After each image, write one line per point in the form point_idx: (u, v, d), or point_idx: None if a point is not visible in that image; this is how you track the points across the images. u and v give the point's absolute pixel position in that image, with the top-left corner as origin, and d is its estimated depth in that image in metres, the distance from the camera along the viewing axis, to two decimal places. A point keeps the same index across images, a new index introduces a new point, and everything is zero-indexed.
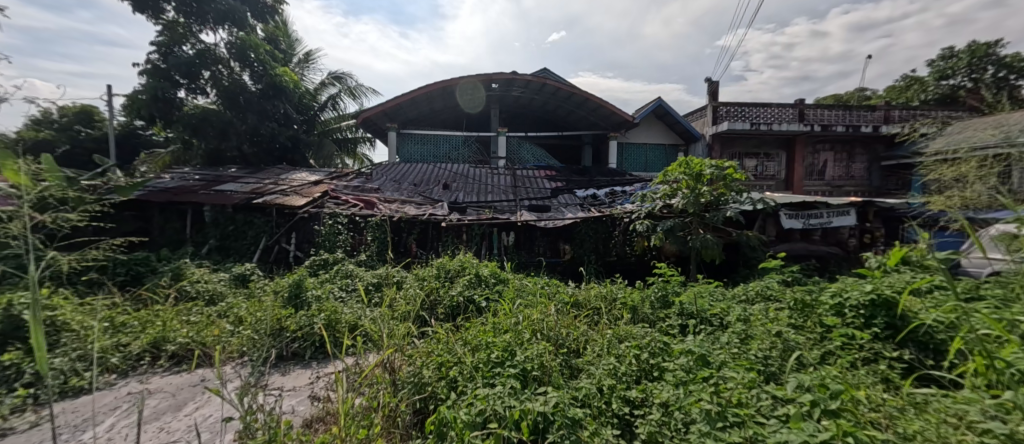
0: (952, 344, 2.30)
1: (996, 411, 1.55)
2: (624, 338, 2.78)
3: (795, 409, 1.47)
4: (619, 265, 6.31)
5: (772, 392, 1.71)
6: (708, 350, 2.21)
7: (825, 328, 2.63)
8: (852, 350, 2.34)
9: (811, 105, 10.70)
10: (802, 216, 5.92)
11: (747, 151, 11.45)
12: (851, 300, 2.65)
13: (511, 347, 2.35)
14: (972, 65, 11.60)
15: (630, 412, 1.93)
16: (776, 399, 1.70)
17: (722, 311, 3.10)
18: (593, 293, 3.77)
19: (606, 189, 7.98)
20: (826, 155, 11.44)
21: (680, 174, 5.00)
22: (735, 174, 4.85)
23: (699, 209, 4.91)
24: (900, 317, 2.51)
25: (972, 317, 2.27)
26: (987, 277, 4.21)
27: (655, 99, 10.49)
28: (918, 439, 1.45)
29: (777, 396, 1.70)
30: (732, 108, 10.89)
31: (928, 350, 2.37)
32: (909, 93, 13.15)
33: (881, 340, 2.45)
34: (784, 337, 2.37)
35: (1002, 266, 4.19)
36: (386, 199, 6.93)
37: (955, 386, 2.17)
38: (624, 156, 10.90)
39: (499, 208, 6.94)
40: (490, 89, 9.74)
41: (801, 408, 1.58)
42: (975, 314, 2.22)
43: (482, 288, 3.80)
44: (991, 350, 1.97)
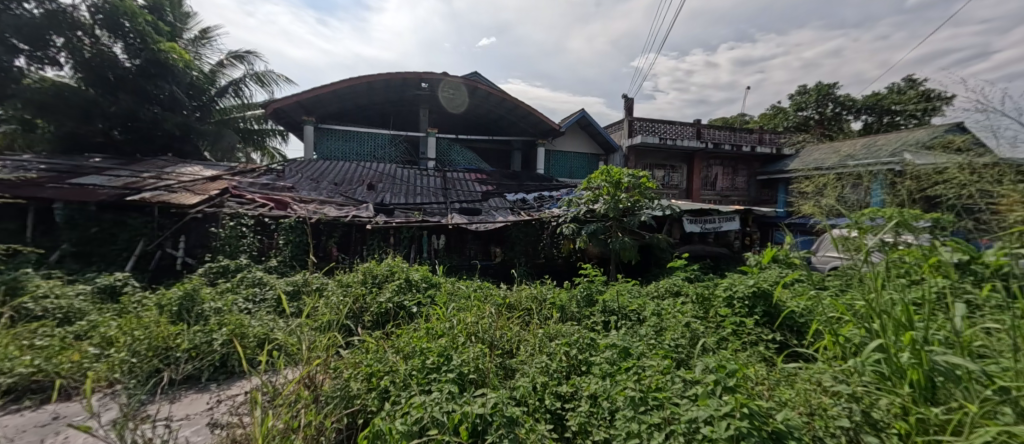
0: (810, 326, 2.83)
1: (841, 376, 1.96)
2: (555, 336, 2.92)
3: (703, 389, 1.67)
4: (548, 267, 6.58)
5: (683, 375, 1.90)
6: (630, 343, 2.42)
7: (720, 317, 3.05)
8: (740, 333, 2.77)
9: (706, 125, 12.36)
10: (699, 221, 6.78)
11: (656, 163, 12.79)
12: (739, 293, 3.12)
13: (447, 352, 2.30)
14: (818, 101, 14.42)
15: (562, 406, 2.03)
16: (687, 382, 1.89)
17: (638, 306, 3.42)
18: (524, 294, 3.89)
19: (536, 193, 8.27)
20: (717, 169, 13.26)
21: (602, 181, 5.43)
22: (648, 183, 5.39)
23: (618, 214, 5.36)
24: (774, 306, 3.01)
25: (822, 303, 2.83)
26: (830, 270, 5.25)
27: (579, 111, 11.22)
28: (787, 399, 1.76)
29: (687, 379, 1.89)
30: (645, 123, 12.11)
31: (795, 332, 2.88)
32: (776, 120, 15.87)
33: (761, 325, 2.92)
34: (688, 326, 2.70)
35: (839, 261, 5.26)
36: (301, 198, 6.35)
37: (813, 360, 2.66)
38: (550, 163, 11.41)
39: (430, 210, 6.79)
40: (421, 88, 9.55)
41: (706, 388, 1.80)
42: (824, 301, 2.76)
43: (413, 293, 3.68)
44: (835, 328, 2.47)
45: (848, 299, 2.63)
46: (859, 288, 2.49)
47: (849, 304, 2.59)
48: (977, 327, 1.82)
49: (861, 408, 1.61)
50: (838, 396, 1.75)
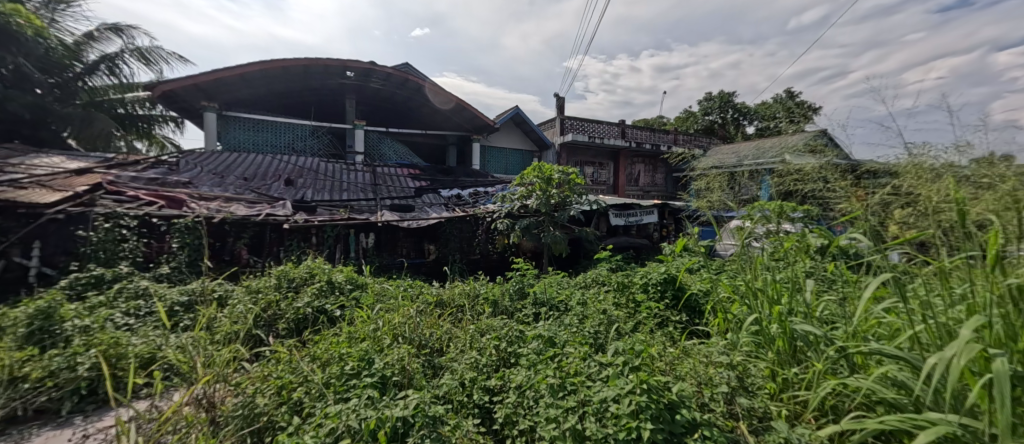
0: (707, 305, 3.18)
1: (726, 345, 2.23)
2: (485, 331, 2.94)
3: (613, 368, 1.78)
4: (482, 262, 6.60)
5: (597, 358, 2.01)
6: (555, 332, 2.51)
7: (637, 303, 3.30)
8: (653, 316, 3.02)
9: (630, 126, 13.29)
10: (623, 215, 7.30)
11: (586, 160, 13.46)
12: (652, 280, 3.40)
13: (368, 356, 2.19)
14: (720, 107, 16.31)
15: (489, 400, 2.06)
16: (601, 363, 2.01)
17: (565, 297, 3.58)
18: (457, 291, 3.86)
19: (470, 189, 8.23)
20: (639, 166, 14.37)
21: (533, 178, 5.60)
22: (577, 179, 5.65)
23: (550, 209, 5.55)
24: (681, 289, 3.34)
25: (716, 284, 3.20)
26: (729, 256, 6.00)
27: (513, 108, 11.38)
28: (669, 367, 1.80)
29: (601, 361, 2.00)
30: (575, 122, 12.67)
31: (697, 312, 3.21)
32: (687, 122, 17.62)
33: (670, 308, 3.22)
34: (604, 312, 2.85)
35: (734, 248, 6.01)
36: (201, 195, 5.59)
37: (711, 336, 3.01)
38: (486, 159, 11.43)
39: (357, 207, 6.40)
40: (346, 77, 8.92)
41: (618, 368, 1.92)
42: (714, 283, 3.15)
43: (335, 296, 3.43)
44: (724, 305, 2.81)
45: (729, 277, 3.04)
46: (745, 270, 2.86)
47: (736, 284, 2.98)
48: (824, 298, 2.18)
49: (736, 374, 1.67)
50: (715, 367, 1.81)
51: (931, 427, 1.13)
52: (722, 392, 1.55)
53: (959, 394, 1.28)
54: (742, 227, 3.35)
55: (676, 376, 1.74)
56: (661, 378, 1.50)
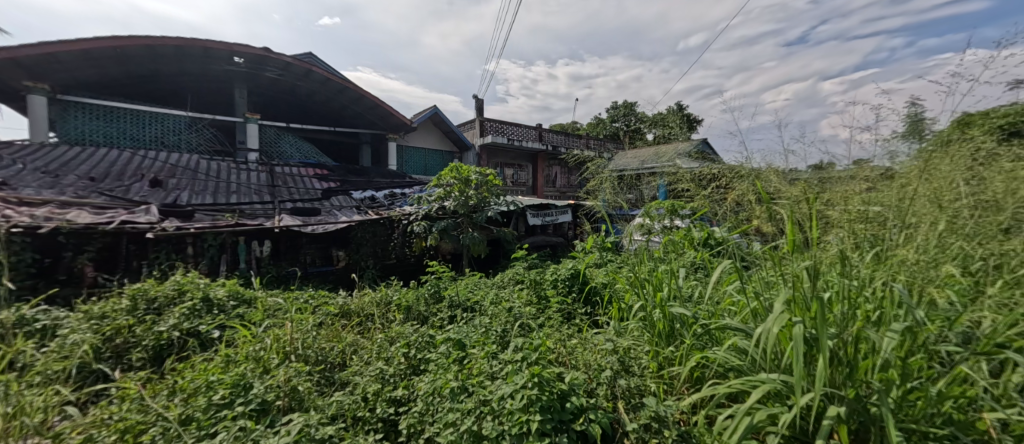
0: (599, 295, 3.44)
1: (617, 329, 2.43)
2: (395, 339, 2.78)
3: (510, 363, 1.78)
4: (398, 268, 6.21)
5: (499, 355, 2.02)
6: (465, 334, 2.46)
7: (548, 298, 3.43)
8: (562, 310, 3.16)
9: (546, 130, 13.92)
10: (540, 214, 7.60)
11: (506, 162, 13.72)
12: (560, 276, 3.58)
13: (246, 380, 1.96)
14: (624, 116, 17.98)
15: (396, 411, 1.96)
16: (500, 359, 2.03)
17: (479, 297, 3.57)
18: (366, 299, 3.63)
19: (386, 191, 7.80)
20: (555, 169, 15.16)
21: (451, 178, 5.54)
22: (495, 180, 5.72)
23: (468, 210, 5.51)
24: (582, 283, 3.56)
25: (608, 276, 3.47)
26: None
27: (431, 107, 11.13)
28: (566, 357, 1.88)
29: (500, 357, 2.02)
30: (494, 124, 12.86)
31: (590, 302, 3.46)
32: (597, 128, 19.08)
33: (575, 300, 3.42)
34: (513, 309, 2.89)
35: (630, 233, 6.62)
36: (22, 198, 4.40)
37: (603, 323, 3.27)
38: (403, 159, 10.97)
39: (248, 211, 5.63)
40: (233, 64, 7.80)
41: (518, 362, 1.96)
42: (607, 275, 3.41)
43: (214, 316, 2.96)
44: (615, 294, 3.05)
45: (624, 267, 3.30)
46: (633, 261, 3.15)
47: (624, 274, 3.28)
48: (694, 283, 2.50)
49: (619, 358, 1.75)
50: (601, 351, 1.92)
51: (762, 387, 1.35)
52: (606, 378, 1.63)
53: (780, 355, 1.53)
54: (642, 224, 3.74)
55: (571, 366, 1.80)
56: (554, 370, 1.55)
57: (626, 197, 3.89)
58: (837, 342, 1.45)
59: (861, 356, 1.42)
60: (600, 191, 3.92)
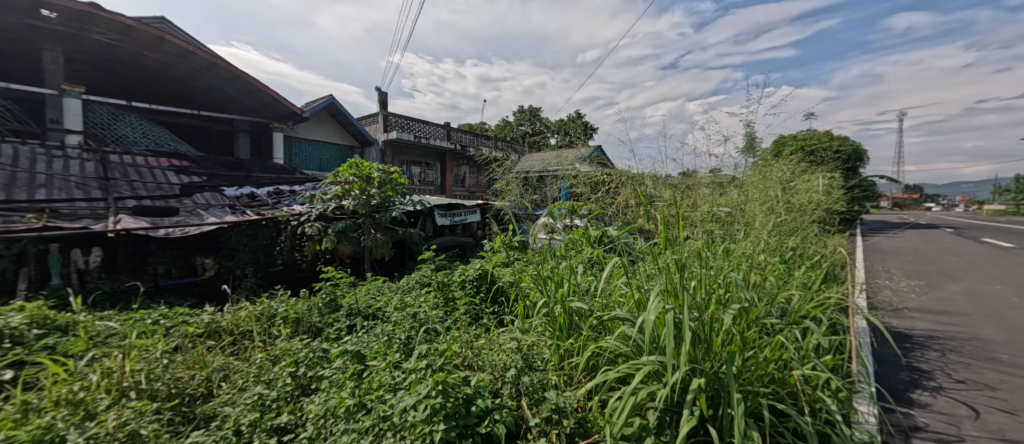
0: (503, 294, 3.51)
1: (522, 325, 2.50)
2: (280, 357, 2.43)
3: (412, 371, 1.67)
4: (286, 275, 5.35)
5: (400, 364, 1.90)
6: (363, 345, 2.26)
7: (456, 300, 3.36)
8: (469, 311, 3.13)
9: (454, 129, 13.82)
10: (448, 214, 7.49)
11: (413, 159, 13.18)
12: (468, 277, 3.57)
13: (55, 434, 1.52)
14: (530, 120, 18.80)
15: (279, 440, 1.72)
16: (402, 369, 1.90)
17: (383, 303, 3.34)
18: (244, 314, 3.14)
19: (269, 187, 6.81)
20: (464, 168, 15.19)
21: (351, 175, 5.04)
22: (400, 179, 5.40)
23: (370, 210, 5.12)
24: (490, 283, 3.60)
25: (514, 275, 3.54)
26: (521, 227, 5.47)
27: (328, 96, 10.11)
28: (474, 358, 1.86)
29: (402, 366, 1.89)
30: (399, 119, 12.26)
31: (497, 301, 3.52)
32: (505, 130, 19.58)
33: (484, 301, 3.42)
34: (417, 312, 2.76)
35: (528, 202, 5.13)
36: None
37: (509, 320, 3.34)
38: (291, 152, 9.77)
39: (67, 211, 4.37)
40: (39, 18, 5.89)
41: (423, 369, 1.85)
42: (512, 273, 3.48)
43: (7, 351, 2.24)
44: (520, 291, 3.13)
45: (528, 265, 3.41)
46: (536, 260, 3.28)
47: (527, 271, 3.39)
48: (590, 279, 2.70)
49: (523, 355, 1.80)
50: (506, 349, 1.95)
51: (645, 370, 1.50)
52: (509, 376, 1.64)
53: (657, 339, 1.73)
54: (547, 225, 4.01)
55: (477, 368, 1.78)
56: (460, 375, 1.50)
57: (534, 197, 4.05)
58: (699, 323, 1.69)
59: (715, 334, 1.68)
60: (508, 194, 4.04)
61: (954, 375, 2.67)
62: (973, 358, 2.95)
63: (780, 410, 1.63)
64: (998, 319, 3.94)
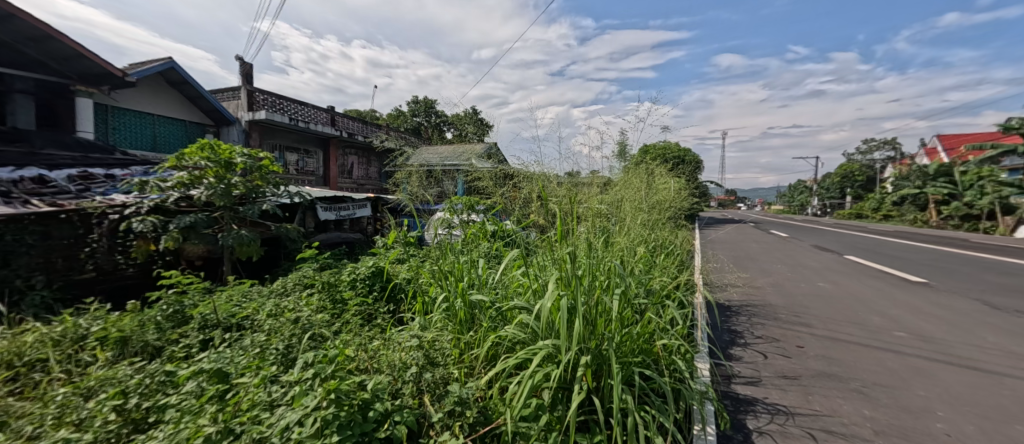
0: (401, 292, 3.34)
1: (421, 322, 2.41)
2: (97, 388, 1.88)
3: (295, 381, 1.46)
4: (103, 283, 4.14)
5: (278, 377, 1.64)
6: (226, 361, 1.89)
7: (344, 301, 3.06)
8: (361, 311, 2.89)
9: (340, 114, 12.61)
10: (334, 208, 6.78)
11: (288, 145, 11.51)
12: (360, 275, 3.31)
13: None
14: (426, 112, 18.18)
15: None
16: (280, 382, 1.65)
17: (252, 310, 2.86)
18: (31, 340, 2.38)
19: (70, 169, 5.16)
20: (352, 158, 13.99)
21: (203, 160, 4.15)
22: (271, 166, 4.65)
23: (230, 202, 4.26)
24: (385, 280, 3.39)
25: (411, 271, 3.38)
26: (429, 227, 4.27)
27: (167, 60, 8.13)
28: (369, 360, 1.73)
29: (280, 379, 1.64)
30: (269, 98, 10.55)
31: (394, 299, 3.33)
32: (399, 120, 18.55)
33: (378, 300, 3.20)
34: (295, 316, 2.42)
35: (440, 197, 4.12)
36: None
37: (405, 318, 3.18)
38: (108, 125, 7.57)
39: None
40: None
41: (308, 377, 1.64)
42: (410, 269, 3.33)
43: None
44: (419, 288, 3.01)
45: (426, 260, 3.27)
46: (434, 255, 3.18)
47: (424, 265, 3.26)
48: (490, 271, 2.75)
49: (423, 352, 1.74)
50: (405, 348, 1.86)
51: (541, 354, 1.60)
52: (409, 376, 1.57)
53: (552, 324, 1.85)
54: (443, 217, 3.62)
55: (373, 371, 1.66)
56: (354, 380, 1.38)
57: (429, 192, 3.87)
58: (586, 307, 1.86)
59: (600, 315, 1.87)
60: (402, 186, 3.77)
61: (756, 332, 3.53)
62: (767, 319, 3.94)
63: (649, 375, 1.91)
64: (780, 289, 5.34)
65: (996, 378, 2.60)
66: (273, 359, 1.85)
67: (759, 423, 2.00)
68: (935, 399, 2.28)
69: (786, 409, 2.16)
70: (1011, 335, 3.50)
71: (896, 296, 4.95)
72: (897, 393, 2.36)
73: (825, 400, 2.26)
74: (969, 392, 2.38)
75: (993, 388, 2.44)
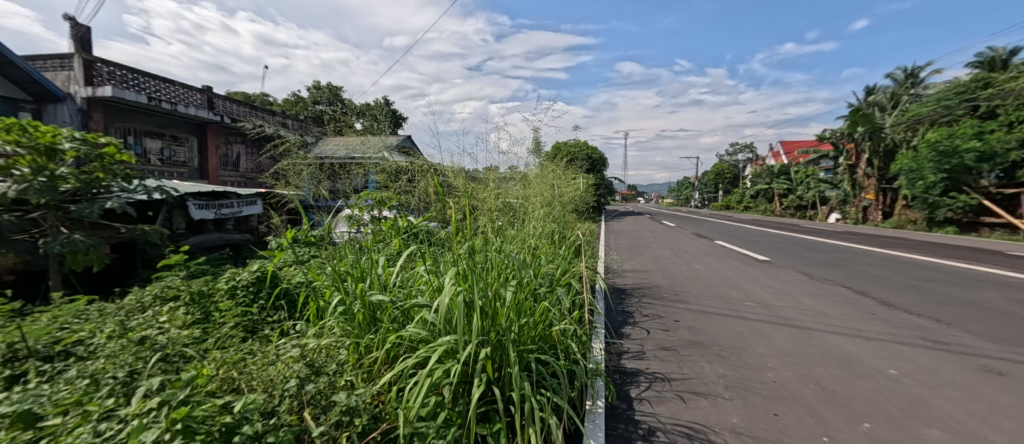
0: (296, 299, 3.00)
1: (314, 330, 2.19)
2: None
3: (135, 411, 1.20)
4: None
5: (112, 412, 1.34)
6: (36, 400, 1.48)
7: (220, 313, 2.63)
8: (241, 324, 2.51)
9: (219, 96, 10.86)
10: (213, 205, 5.82)
11: (148, 130, 9.53)
12: (241, 281, 2.88)
13: None
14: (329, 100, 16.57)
15: None
16: (117, 415, 1.35)
17: (87, 333, 2.29)
18: None
19: None
20: (237, 147, 12.17)
21: (8, 144, 3.14)
22: (118, 155, 3.76)
23: (55, 199, 3.33)
24: (274, 285, 3.01)
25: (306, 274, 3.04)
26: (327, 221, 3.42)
27: None
28: (241, 376, 1.51)
29: (116, 412, 1.34)
30: (117, 71, 8.56)
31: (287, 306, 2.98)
32: (297, 107, 16.62)
33: (265, 308, 2.83)
34: (144, 334, 2.01)
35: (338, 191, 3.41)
36: None
37: (299, 326, 2.86)
38: None
39: None
40: None
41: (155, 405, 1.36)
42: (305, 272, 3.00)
43: None
44: (313, 292, 2.72)
45: (320, 260, 2.98)
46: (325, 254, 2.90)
47: (320, 266, 2.96)
48: (394, 269, 2.61)
49: (308, 362, 1.58)
50: (288, 358, 1.67)
51: (439, 350, 1.58)
52: (288, 391, 1.41)
53: (452, 319, 1.84)
54: (350, 216, 3.34)
55: (245, 389, 1.46)
56: (214, 403, 1.19)
57: (338, 187, 3.44)
58: (485, 300, 1.88)
59: (499, 307, 1.91)
60: (300, 180, 3.35)
61: (644, 311, 3.97)
62: (654, 299, 4.46)
63: (545, 361, 2.01)
64: (666, 272, 6.10)
65: (809, 333, 3.32)
66: (109, 390, 1.51)
67: (640, 391, 2.26)
68: (768, 355, 2.83)
69: (663, 377, 2.47)
70: (821, 298, 4.51)
71: (750, 273, 6.00)
72: (743, 353, 2.88)
73: (693, 365, 2.66)
74: (791, 346, 3.01)
75: (806, 341, 3.12)
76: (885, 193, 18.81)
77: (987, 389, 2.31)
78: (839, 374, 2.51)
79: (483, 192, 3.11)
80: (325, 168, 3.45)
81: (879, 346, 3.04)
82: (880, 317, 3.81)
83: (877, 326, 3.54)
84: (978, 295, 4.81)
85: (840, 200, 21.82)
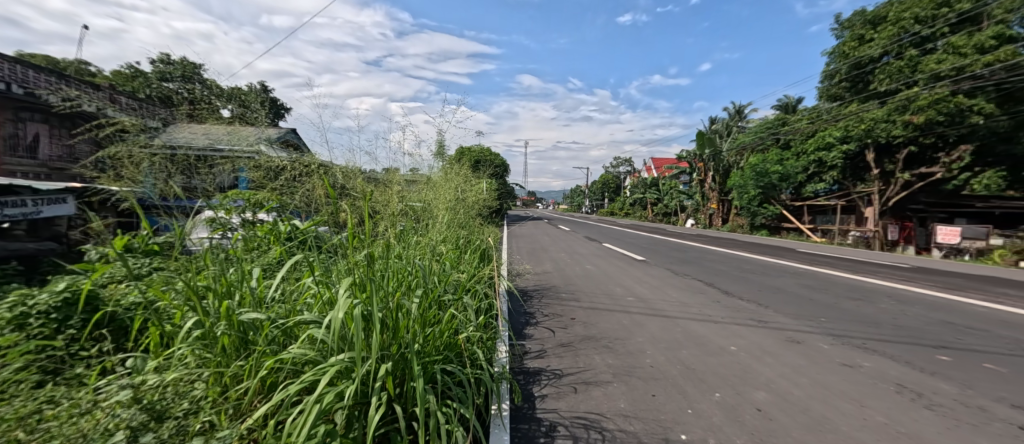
0: (132, 324, 2.36)
1: (156, 364, 1.73)
2: None
3: None
4: None
5: None
6: None
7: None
8: (37, 364, 1.86)
9: (0, 55, 8.03)
10: None
11: None
12: (38, 305, 2.13)
13: None
14: None
15: None
16: None
17: None
18: None
19: None
20: (35, 127, 9.18)
21: None
22: None
23: None
24: (94, 309, 2.32)
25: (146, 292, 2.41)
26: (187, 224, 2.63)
27: None
28: (28, 437, 1.09)
29: None
30: None
31: (117, 334, 2.32)
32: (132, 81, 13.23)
33: (78, 341, 2.15)
34: None
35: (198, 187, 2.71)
36: None
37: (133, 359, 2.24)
38: None
39: None
40: None
41: None
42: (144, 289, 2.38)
43: None
44: (156, 315, 2.16)
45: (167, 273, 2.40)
46: (172, 264, 2.32)
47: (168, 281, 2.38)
48: (272, 283, 2.24)
49: (147, 406, 1.24)
50: (116, 404, 1.28)
51: (331, 372, 1.40)
52: None
53: (346, 334, 1.66)
54: (215, 219, 2.77)
55: None
56: None
57: (199, 185, 2.75)
58: (386, 312, 1.74)
59: (401, 319, 1.79)
60: (143, 172, 2.46)
61: (544, 312, 4.18)
62: (552, 299, 4.73)
63: (450, 370, 1.95)
64: (563, 273, 6.54)
65: (675, 321, 3.91)
66: None
67: (542, 389, 2.36)
68: (647, 343, 3.24)
69: (561, 372, 2.62)
70: (683, 291, 5.35)
71: (630, 271, 6.82)
72: (627, 343, 3.23)
73: (587, 358, 2.88)
74: (663, 334, 3.50)
75: (673, 328, 3.65)
76: (724, 203, 23.70)
77: (791, 355, 3.02)
78: (698, 354, 3.00)
79: (383, 197, 2.92)
80: (180, 160, 2.64)
81: (724, 327, 3.74)
82: (723, 303, 4.69)
83: (722, 311, 4.36)
84: (783, 282, 6.30)
85: (694, 208, 26.45)
